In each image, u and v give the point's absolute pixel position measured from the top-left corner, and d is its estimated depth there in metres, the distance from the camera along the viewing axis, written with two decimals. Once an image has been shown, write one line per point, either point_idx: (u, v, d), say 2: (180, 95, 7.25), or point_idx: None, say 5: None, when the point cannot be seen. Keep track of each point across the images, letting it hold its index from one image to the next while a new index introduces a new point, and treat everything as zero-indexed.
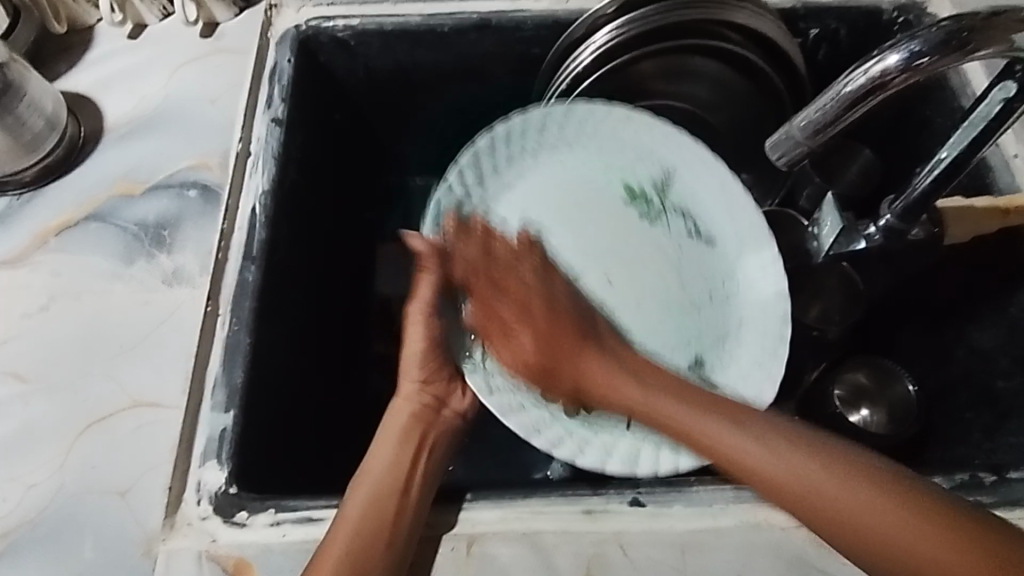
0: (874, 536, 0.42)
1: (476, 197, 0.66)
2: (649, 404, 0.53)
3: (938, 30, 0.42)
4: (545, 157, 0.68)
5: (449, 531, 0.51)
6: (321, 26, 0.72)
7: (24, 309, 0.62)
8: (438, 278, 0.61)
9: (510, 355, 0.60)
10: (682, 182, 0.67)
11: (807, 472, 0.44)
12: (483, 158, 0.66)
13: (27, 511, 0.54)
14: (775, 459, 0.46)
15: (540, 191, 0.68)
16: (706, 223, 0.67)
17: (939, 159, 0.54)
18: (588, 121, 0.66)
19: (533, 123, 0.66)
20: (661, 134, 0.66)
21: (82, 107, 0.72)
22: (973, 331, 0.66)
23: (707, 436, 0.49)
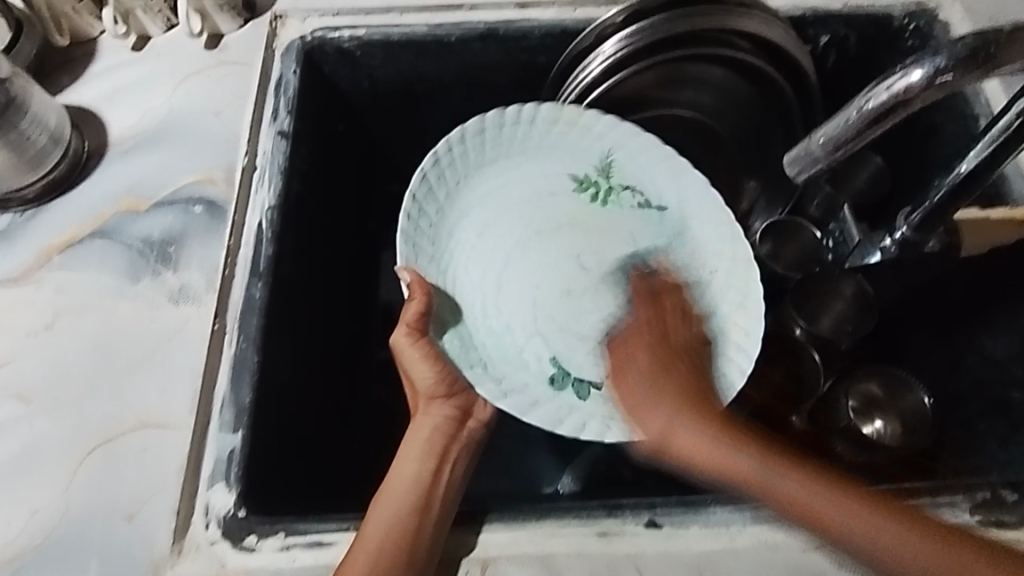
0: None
1: (434, 222, 0.63)
2: (765, 480, 0.43)
3: (962, 45, 0.41)
4: (483, 176, 0.66)
5: (466, 553, 0.50)
6: (325, 37, 0.71)
7: (29, 328, 0.61)
8: (424, 305, 0.57)
9: (646, 425, 0.47)
10: (622, 161, 0.67)
11: (886, 531, 0.42)
12: (433, 180, 0.63)
13: (33, 535, 0.53)
14: (915, 544, 0.41)
15: (493, 203, 0.66)
16: (652, 195, 0.67)
17: (956, 172, 0.53)
18: (521, 125, 0.66)
19: (468, 141, 0.64)
20: (591, 123, 0.66)
21: (86, 120, 0.71)
22: (988, 340, 0.64)
23: (848, 531, 0.42)
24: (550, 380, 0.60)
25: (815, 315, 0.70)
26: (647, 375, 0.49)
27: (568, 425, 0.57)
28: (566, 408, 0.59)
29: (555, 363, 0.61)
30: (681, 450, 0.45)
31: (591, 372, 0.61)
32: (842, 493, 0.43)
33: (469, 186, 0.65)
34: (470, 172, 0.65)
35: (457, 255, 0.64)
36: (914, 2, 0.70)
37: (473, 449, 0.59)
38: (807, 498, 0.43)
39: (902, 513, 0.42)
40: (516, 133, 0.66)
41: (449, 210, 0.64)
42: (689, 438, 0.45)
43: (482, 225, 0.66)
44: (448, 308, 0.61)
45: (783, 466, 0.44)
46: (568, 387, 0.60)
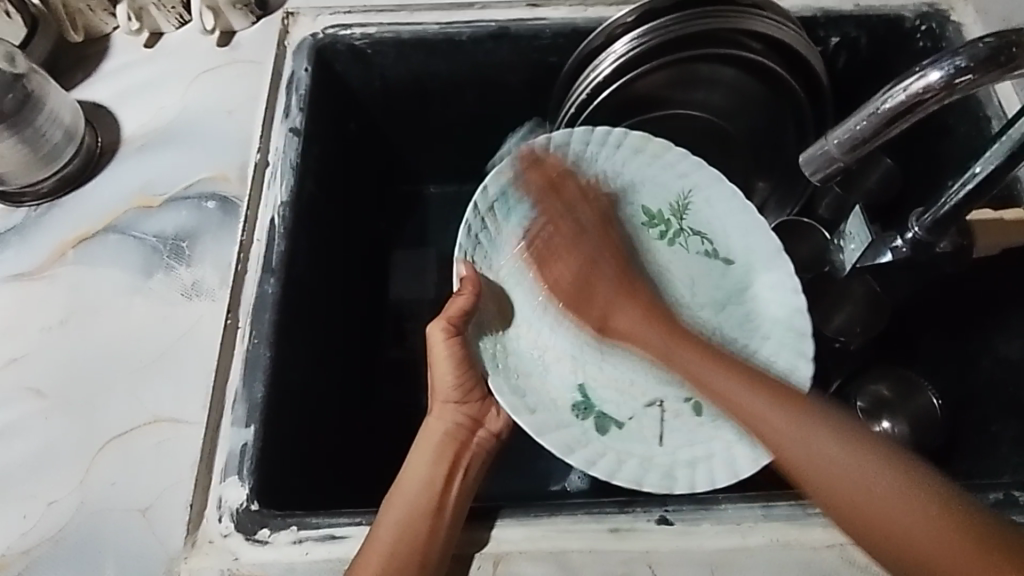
0: (868, 516, 0.46)
1: (498, 222, 0.65)
2: (733, 395, 0.57)
3: (982, 47, 0.41)
4: (559, 188, 0.67)
5: (479, 549, 0.50)
6: (337, 35, 0.71)
7: (42, 324, 0.62)
8: (471, 303, 0.58)
9: (593, 317, 0.66)
10: (701, 205, 0.68)
11: (824, 443, 0.50)
12: (508, 178, 0.65)
13: (47, 529, 0.53)
14: (852, 459, 0.49)
15: (560, 215, 0.67)
16: (723, 246, 0.67)
17: (972, 173, 0.53)
18: (611, 150, 0.66)
19: (554, 148, 0.65)
20: (674, 162, 0.67)
21: (99, 117, 0.71)
22: (998, 342, 0.64)
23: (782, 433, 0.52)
24: (573, 409, 0.62)
25: (827, 315, 0.70)
26: (571, 280, 0.66)
27: (580, 456, 0.58)
28: (581, 439, 0.60)
29: (582, 394, 0.64)
30: (619, 329, 0.65)
31: (617, 410, 0.63)
32: (804, 420, 0.52)
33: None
34: (550, 179, 0.67)
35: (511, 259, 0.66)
36: (924, 4, 0.70)
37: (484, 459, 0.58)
38: (735, 401, 0.56)
39: (853, 438, 0.50)
40: (599, 155, 0.66)
41: (517, 211, 0.66)
42: (628, 314, 0.65)
43: (543, 233, 0.67)
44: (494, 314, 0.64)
45: (747, 392, 0.56)
46: (590, 419, 0.62)
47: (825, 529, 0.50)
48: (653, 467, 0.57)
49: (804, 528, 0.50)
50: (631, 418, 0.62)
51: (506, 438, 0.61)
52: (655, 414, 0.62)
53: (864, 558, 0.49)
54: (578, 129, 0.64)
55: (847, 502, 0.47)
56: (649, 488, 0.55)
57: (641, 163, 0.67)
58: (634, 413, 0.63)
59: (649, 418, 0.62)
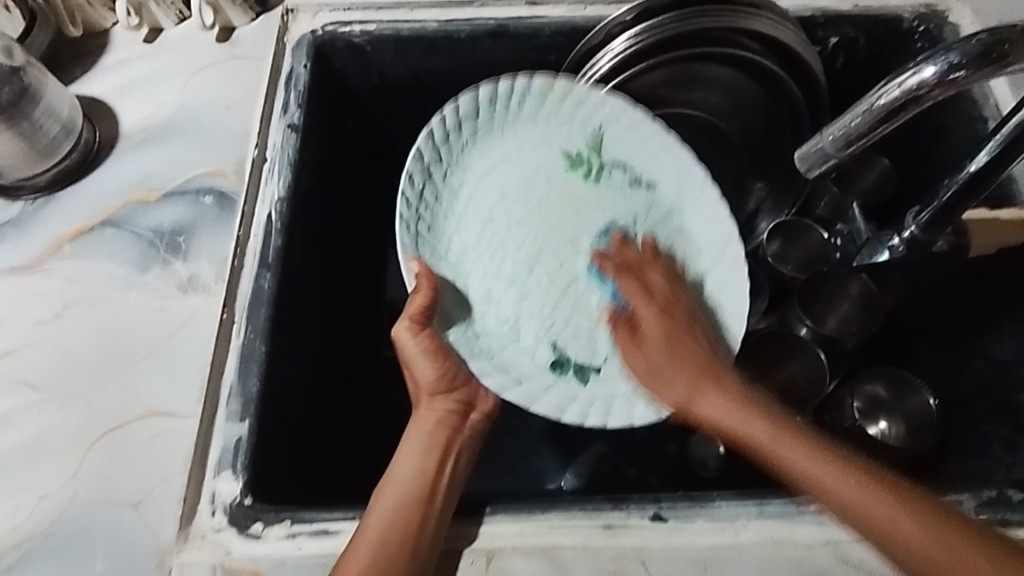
0: (936, 564, 0.43)
1: (430, 211, 0.60)
2: (802, 468, 0.48)
3: (975, 43, 0.41)
4: (474, 161, 0.62)
5: (469, 544, 0.50)
6: (336, 32, 0.72)
7: (38, 316, 0.62)
8: (429, 299, 0.55)
9: (664, 389, 0.56)
10: (615, 137, 0.63)
11: (874, 498, 0.46)
12: (428, 163, 0.60)
13: (40, 521, 0.53)
14: (936, 542, 0.44)
15: (487, 188, 0.62)
16: (645, 174, 0.63)
17: (963, 172, 0.54)
18: (517, 97, 0.61)
19: (462, 120, 0.60)
20: (588, 94, 0.62)
21: (97, 111, 0.72)
22: (995, 343, 0.64)
23: (863, 513, 0.45)
24: (551, 368, 0.59)
25: (821, 316, 0.70)
26: (661, 344, 0.57)
27: (571, 412, 0.57)
28: (568, 395, 0.58)
29: (554, 349, 0.60)
30: (708, 414, 0.53)
31: (588, 354, 0.60)
32: (861, 479, 0.47)
33: (462, 165, 0.62)
34: (462, 155, 0.61)
35: (455, 248, 0.61)
36: (922, 5, 0.70)
37: (474, 441, 0.59)
38: (787, 460, 0.49)
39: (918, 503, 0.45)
40: (508, 108, 0.61)
41: (445, 196, 0.61)
42: (714, 404, 0.53)
43: (480, 211, 0.62)
44: (456, 305, 0.59)
45: (774, 436, 0.50)
46: (568, 373, 0.59)
47: (818, 528, 0.50)
48: (640, 415, 0.57)
49: (796, 526, 0.50)
50: (604, 358, 0.60)
51: (496, 417, 0.62)
52: (627, 352, 0.60)
53: (856, 556, 0.49)
54: (482, 89, 0.60)
55: (907, 556, 0.44)
56: (643, 421, 0.57)
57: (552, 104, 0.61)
58: (607, 353, 0.60)
59: (622, 356, 0.60)
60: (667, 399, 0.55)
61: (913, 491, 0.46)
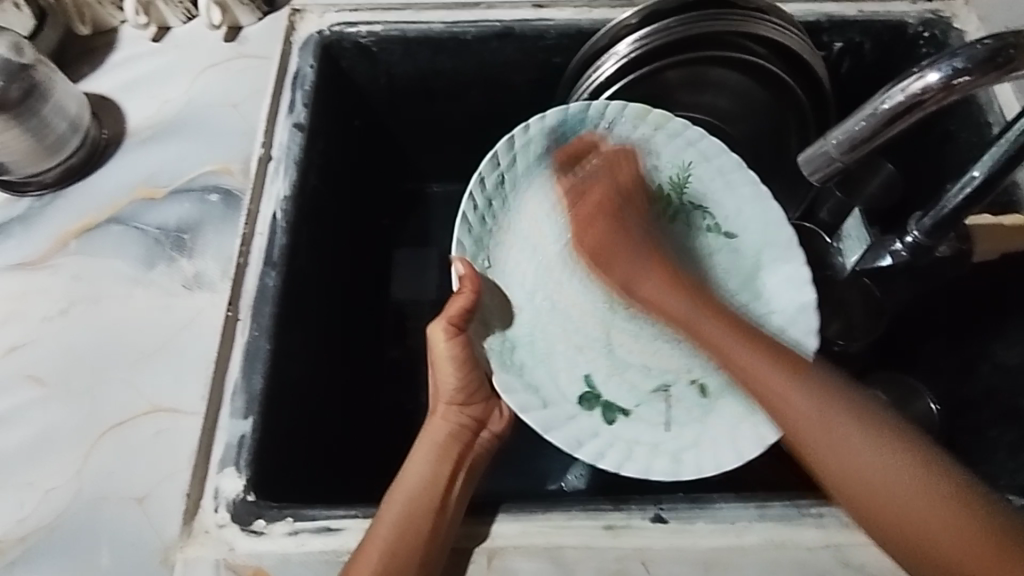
0: (848, 462, 0.48)
1: (497, 217, 0.63)
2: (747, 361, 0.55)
3: (981, 48, 0.42)
4: (552, 174, 0.64)
5: (478, 543, 0.50)
6: (343, 32, 0.72)
7: (44, 313, 0.62)
8: (469, 302, 0.56)
9: (607, 276, 0.64)
10: (699, 177, 0.64)
11: (804, 399, 0.52)
12: (505, 170, 0.62)
13: (44, 516, 0.53)
14: (848, 431, 0.49)
15: (556, 204, 0.65)
16: (726, 221, 0.64)
17: (971, 176, 0.53)
18: (608, 120, 0.62)
19: (549, 135, 0.62)
20: (681, 129, 0.63)
21: (104, 109, 0.72)
22: (998, 348, 0.64)
23: (786, 404, 0.52)
24: (580, 401, 0.60)
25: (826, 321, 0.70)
26: (616, 250, 0.62)
27: (587, 450, 0.57)
28: (590, 429, 0.58)
29: (586, 383, 0.62)
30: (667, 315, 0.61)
31: (623, 397, 0.61)
32: (799, 382, 0.53)
33: (538, 177, 0.64)
34: (544, 166, 0.63)
35: (511, 257, 0.64)
36: (928, 10, 0.71)
37: (484, 459, 0.57)
38: (746, 367, 0.55)
39: (856, 408, 0.51)
40: (603, 137, 0.63)
41: (514, 203, 0.64)
42: (674, 303, 0.60)
43: (544, 228, 0.65)
44: (495, 313, 0.61)
45: (722, 334, 0.57)
46: (595, 409, 0.60)
47: (819, 530, 0.50)
48: (658, 468, 0.56)
49: (798, 528, 0.50)
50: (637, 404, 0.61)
51: (505, 439, 0.60)
52: (661, 401, 0.61)
53: (858, 559, 0.49)
54: (575, 105, 0.61)
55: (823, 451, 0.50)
56: (660, 477, 0.55)
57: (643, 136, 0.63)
58: (642, 399, 0.61)
59: (656, 403, 0.61)
60: (607, 283, 0.64)
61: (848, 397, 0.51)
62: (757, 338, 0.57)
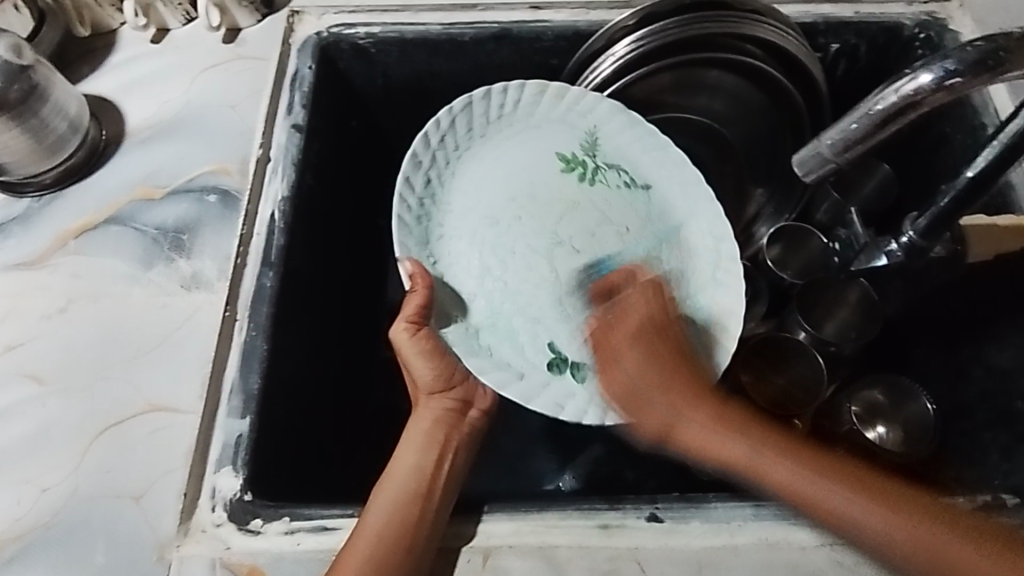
0: (916, 555, 0.45)
1: (428, 212, 0.61)
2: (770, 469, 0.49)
3: (972, 50, 0.42)
4: (465, 161, 0.63)
5: (464, 543, 0.50)
6: (341, 34, 0.72)
7: (42, 311, 0.62)
8: (424, 299, 0.56)
9: (646, 421, 0.53)
10: (608, 141, 0.66)
11: (844, 498, 0.47)
12: (426, 165, 0.62)
13: (42, 513, 0.54)
14: (893, 521, 0.45)
15: (484, 194, 0.62)
16: (639, 175, 0.66)
17: (962, 177, 0.54)
18: (498, 103, 0.64)
19: (453, 128, 0.63)
20: (579, 98, 0.66)
21: (104, 110, 0.72)
22: (993, 349, 0.64)
23: (829, 506, 0.47)
24: (550, 366, 0.58)
25: (820, 321, 0.72)
26: (642, 365, 0.54)
27: (569, 411, 0.57)
28: (565, 391, 0.58)
29: (552, 349, 0.59)
30: (684, 437, 0.52)
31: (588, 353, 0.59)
32: (825, 471, 0.48)
33: (457, 167, 0.63)
34: (457, 155, 0.63)
35: (454, 252, 0.60)
36: (924, 13, 0.71)
37: (474, 438, 0.59)
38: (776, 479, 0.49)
39: (886, 490, 0.47)
40: (501, 119, 0.65)
41: (442, 198, 0.62)
42: (693, 422, 0.52)
43: (481, 216, 0.61)
44: (452, 301, 0.59)
45: (735, 443, 0.51)
46: (566, 373, 0.59)
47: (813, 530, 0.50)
48: None
49: (792, 528, 0.50)
50: None
51: (494, 414, 0.62)
52: None
53: (852, 559, 0.49)
54: (475, 92, 0.64)
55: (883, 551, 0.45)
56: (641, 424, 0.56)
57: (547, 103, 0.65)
58: None
59: None
60: (644, 429, 0.53)
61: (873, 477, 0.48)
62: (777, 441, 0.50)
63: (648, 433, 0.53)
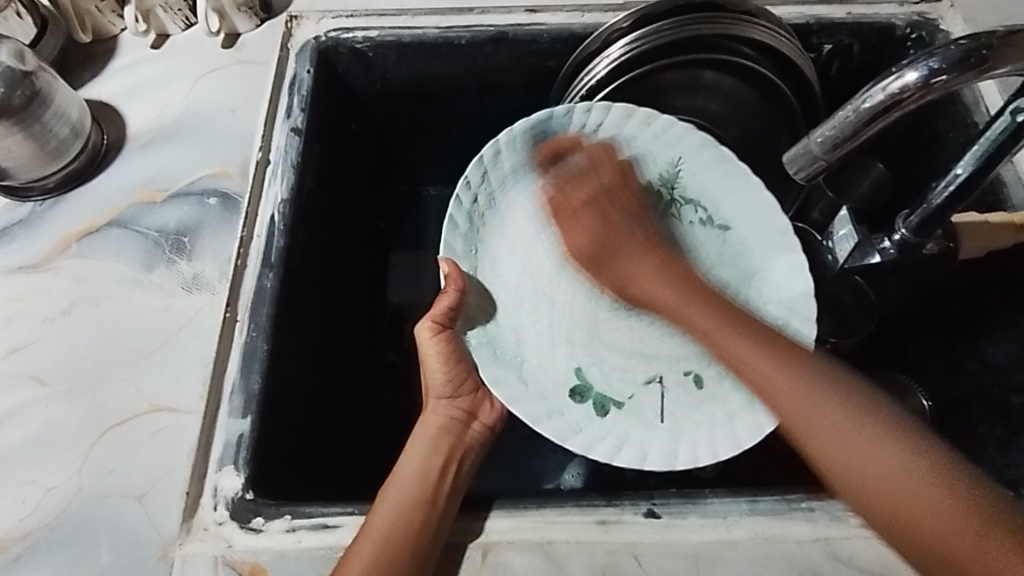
0: (871, 472, 0.48)
1: (484, 215, 0.66)
2: (749, 364, 0.56)
3: (956, 48, 0.42)
4: (536, 171, 0.67)
5: (472, 539, 0.51)
6: (339, 38, 0.73)
7: (45, 314, 0.63)
8: (454, 300, 0.59)
9: (606, 278, 0.66)
10: (690, 174, 0.67)
11: (824, 407, 0.51)
12: (489, 169, 0.65)
13: (46, 513, 0.54)
14: (864, 446, 0.48)
15: (544, 208, 0.67)
16: (716, 212, 0.67)
17: (953, 175, 0.54)
18: (583, 122, 0.65)
19: (530, 138, 0.65)
20: (667, 126, 0.66)
21: (105, 115, 0.73)
22: (987, 345, 0.65)
23: (806, 407, 0.52)
24: (572, 393, 0.62)
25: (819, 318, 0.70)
26: (592, 242, 0.66)
27: (580, 440, 0.59)
28: (585, 419, 0.61)
29: (578, 375, 0.64)
30: (653, 303, 0.64)
31: (618, 389, 0.63)
32: (814, 382, 0.52)
33: (524, 176, 0.66)
34: (531, 164, 0.66)
35: (500, 258, 0.66)
36: (915, 13, 0.72)
37: (479, 450, 0.59)
38: (768, 384, 0.54)
39: (872, 421, 0.49)
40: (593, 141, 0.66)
41: (500, 202, 0.66)
42: (661, 294, 0.63)
43: (534, 228, 0.68)
44: (480, 310, 0.63)
45: (729, 336, 0.58)
46: (588, 401, 0.62)
47: (809, 525, 0.50)
48: (654, 452, 0.58)
49: (788, 522, 0.50)
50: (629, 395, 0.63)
51: (499, 429, 0.62)
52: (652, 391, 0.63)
53: (847, 553, 0.49)
54: (558, 108, 0.63)
55: (832, 452, 0.49)
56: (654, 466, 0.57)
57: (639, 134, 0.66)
58: (633, 391, 0.63)
59: (652, 390, 0.63)
60: (604, 284, 0.67)
61: (874, 409, 0.50)
62: (770, 343, 0.57)
63: (606, 289, 0.67)
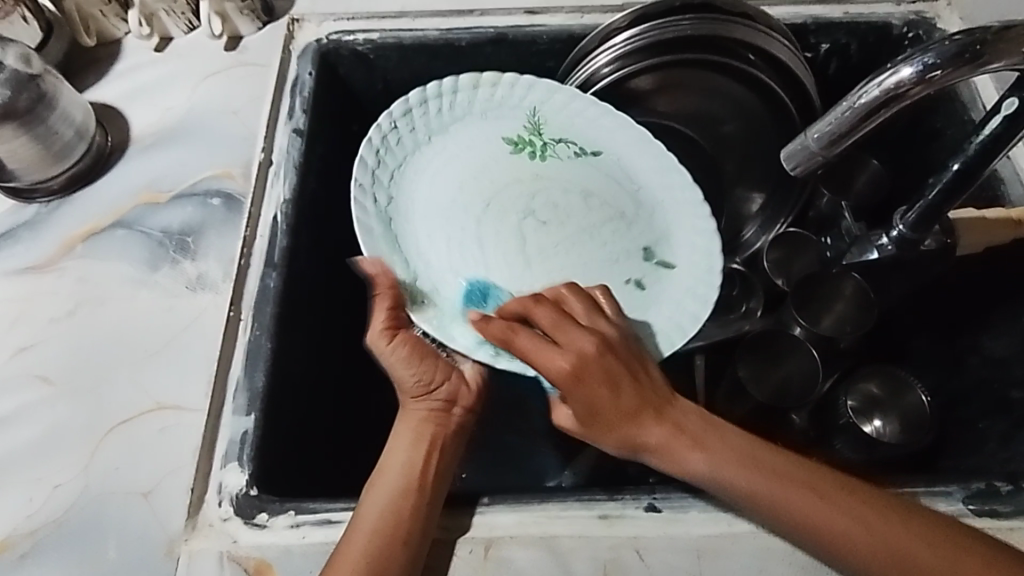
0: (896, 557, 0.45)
1: (388, 212, 0.62)
2: (759, 491, 0.48)
3: (950, 44, 0.43)
4: (419, 157, 0.65)
5: (460, 534, 0.51)
6: (341, 40, 0.74)
7: (51, 314, 0.64)
8: (391, 301, 0.57)
9: (612, 439, 0.52)
10: (550, 115, 0.68)
11: (829, 512, 0.47)
12: (374, 165, 0.62)
13: (53, 511, 0.55)
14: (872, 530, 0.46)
15: (445, 189, 0.64)
16: (586, 142, 0.67)
17: (949, 170, 0.55)
18: (433, 105, 0.66)
19: (398, 124, 0.64)
20: (513, 82, 0.68)
21: (109, 117, 0.74)
22: (987, 340, 0.65)
23: (816, 514, 0.47)
24: None
25: (818, 316, 0.71)
26: (599, 392, 0.51)
27: None
28: None
29: None
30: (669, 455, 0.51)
31: None
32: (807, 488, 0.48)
33: (416, 165, 0.65)
34: (408, 155, 0.64)
35: (420, 250, 0.62)
36: (912, 12, 0.72)
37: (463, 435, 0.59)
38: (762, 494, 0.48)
39: (863, 499, 0.47)
40: (451, 110, 0.67)
41: (399, 194, 0.63)
42: (658, 431, 0.51)
43: (443, 209, 0.64)
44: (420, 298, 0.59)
45: (759, 480, 0.49)
46: None
47: None
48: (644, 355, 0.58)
49: None
50: None
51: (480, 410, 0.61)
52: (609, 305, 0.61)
53: None
54: (411, 95, 0.65)
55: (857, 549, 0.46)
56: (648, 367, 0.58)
57: (485, 100, 0.68)
58: None
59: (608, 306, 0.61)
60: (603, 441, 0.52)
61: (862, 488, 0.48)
62: (767, 459, 0.50)
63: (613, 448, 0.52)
